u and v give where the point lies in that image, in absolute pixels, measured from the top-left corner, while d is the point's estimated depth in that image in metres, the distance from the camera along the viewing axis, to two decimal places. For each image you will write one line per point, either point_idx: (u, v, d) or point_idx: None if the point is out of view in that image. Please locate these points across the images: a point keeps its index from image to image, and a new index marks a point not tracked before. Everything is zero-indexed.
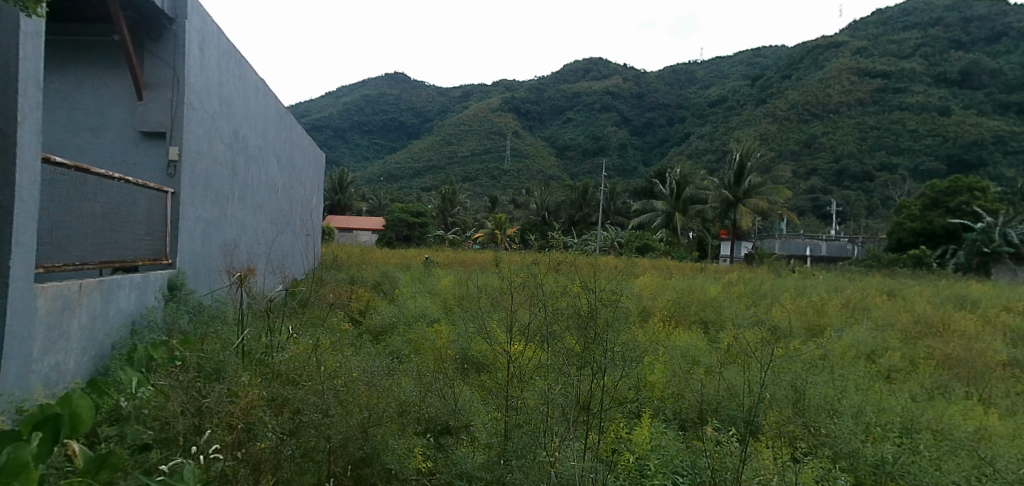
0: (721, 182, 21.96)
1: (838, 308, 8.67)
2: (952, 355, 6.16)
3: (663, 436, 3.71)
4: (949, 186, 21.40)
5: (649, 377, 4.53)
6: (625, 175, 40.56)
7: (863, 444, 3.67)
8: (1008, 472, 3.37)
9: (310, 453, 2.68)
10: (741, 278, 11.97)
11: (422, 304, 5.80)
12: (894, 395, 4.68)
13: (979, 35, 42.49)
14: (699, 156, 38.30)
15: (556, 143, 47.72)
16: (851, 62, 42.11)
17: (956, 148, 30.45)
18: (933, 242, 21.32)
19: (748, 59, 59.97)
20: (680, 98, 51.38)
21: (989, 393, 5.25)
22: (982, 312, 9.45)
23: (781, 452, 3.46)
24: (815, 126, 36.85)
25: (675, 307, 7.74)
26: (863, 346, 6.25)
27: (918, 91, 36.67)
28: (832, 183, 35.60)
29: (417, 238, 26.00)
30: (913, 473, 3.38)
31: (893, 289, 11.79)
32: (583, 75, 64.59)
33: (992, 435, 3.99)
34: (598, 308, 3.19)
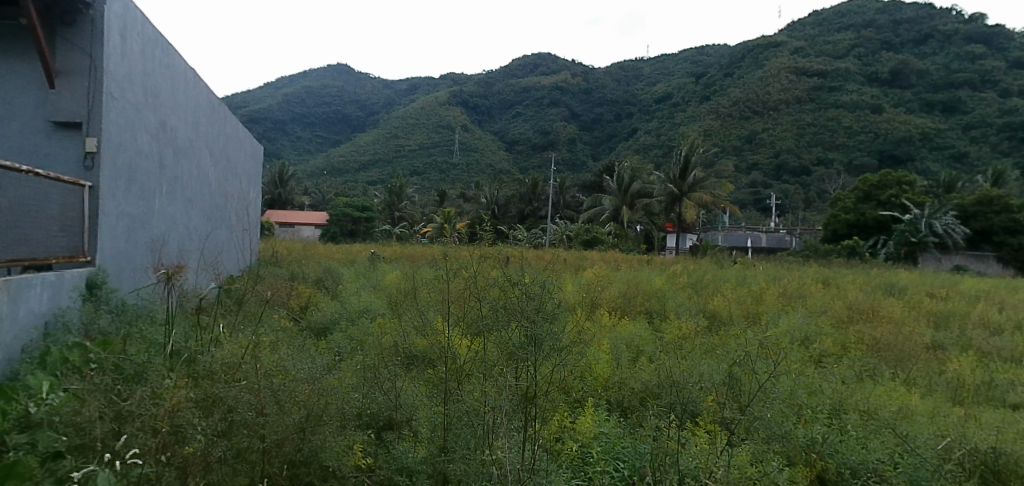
0: (667, 177, 22.48)
1: (776, 296, 8.99)
2: (880, 340, 6.51)
3: (605, 422, 3.79)
4: (880, 180, 22.58)
5: (593, 367, 4.61)
6: (574, 169, 40.82)
7: (794, 426, 3.84)
8: (925, 447, 3.61)
9: (243, 454, 2.60)
10: (685, 269, 12.24)
11: (365, 299, 5.72)
12: (825, 378, 4.92)
13: (906, 38, 45.29)
14: (646, 151, 39.01)
15: (505, 137, 47.72)
16: (789, 61, 43.82)
17: (886, 144, 32.32)
18: (865, 233, 22.14)
19: (691, 56, 61.62)
20: (627, 94, 52.30)
21: (913, 373, 5.57)
22: (909, 298, 10.03)
23: (716, 434, 3.60)
24: (756, 123, 38.13)
25: (621, 299, 7.86)
26: (798, 332, 6.53)
27: (851, 90, 38.43)
28: (772, 177, 36.83)
29: (363, 232, 25.49)
30: (839, 452, 3.58)
31: (828, 278, 12.32)
32: (532, 70, 64.93)
33: (913, 414, 4.22)
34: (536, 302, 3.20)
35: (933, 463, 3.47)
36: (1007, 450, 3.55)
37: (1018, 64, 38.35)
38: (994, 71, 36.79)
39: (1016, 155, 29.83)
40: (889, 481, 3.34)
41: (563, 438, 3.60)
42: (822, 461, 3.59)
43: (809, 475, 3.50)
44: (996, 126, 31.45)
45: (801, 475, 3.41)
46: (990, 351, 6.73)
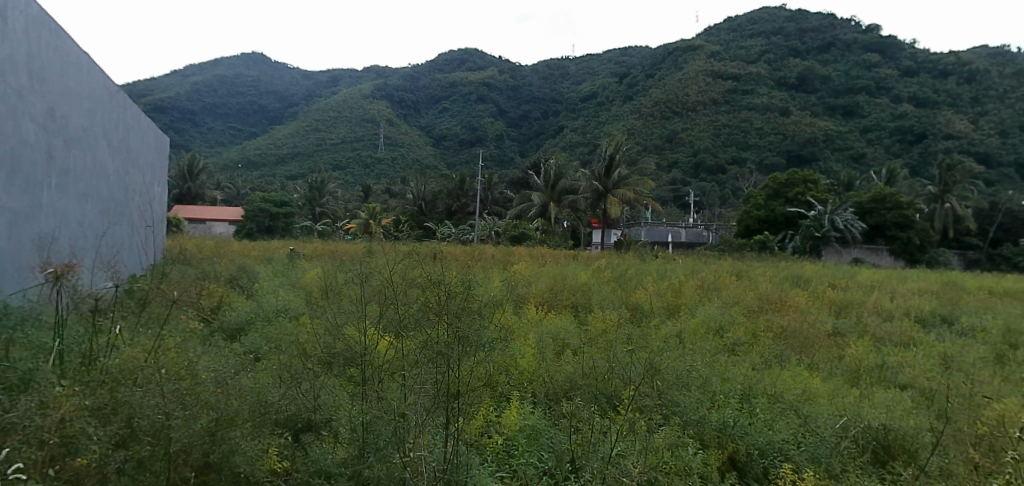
0: (592, 174, 23.03)
1: (694, 289, 9.35)
2: (786, 328, 6.93)
3: (530, 415, 3.82)
4: (787, 179, 23.99)
5: (520, 362, 4.66)
6: (501, 165, 40.97)
7: (708, 412, 4.03)
8: (824, 427, 3.86)
9: (145, 463, 2.44)
10: (610, 264, 12.56)
11: (283, 299, 5.49)
12: (738, 366, 5.18)
13: (811, 46, 48.68)
14: (572, 148, 39.66)
15: (432, 132, 47.24)
16: (706, 64, 45.93)
17: (793, 145, 34.58)
18: (775, 229, 23.53)
19: (616, 57, 63.36)
20: (553, 92, 53.14)
21: (815, 359, 5.95)
22: (814, 289, 10.77)
23: (634, 423, 3.72)
24: (676, 123, 39.71)
25: (548, 294, 7.96)
26: (713, 323, 6.86)
27: (762, 93, 40.76)
28: (690, 175, 37.35)
29: (282, 229, 24.56)
30: (749, 434, 3.77)
31: (742, 270, 13.00)
32: (459, 65, 64.73)
33: (815, 395, 4.51)
34: (453, 297, 3.18)
35: (833, 441, 3.72)
36: (896, 426, 3.86)
37: (908, 72, 41.94)
38: (886, 79, 40.10)
39: (906, 156, 32.63)
40: (793, 458, 3.56)
41: (489, 433, 3.61)
42: (733, 443, 3.77)
43: (722, 457, 3.67)
44: (888, 129, 34.35)
45: (714, 458, 3.57)
46: (883, 337, 7.30)
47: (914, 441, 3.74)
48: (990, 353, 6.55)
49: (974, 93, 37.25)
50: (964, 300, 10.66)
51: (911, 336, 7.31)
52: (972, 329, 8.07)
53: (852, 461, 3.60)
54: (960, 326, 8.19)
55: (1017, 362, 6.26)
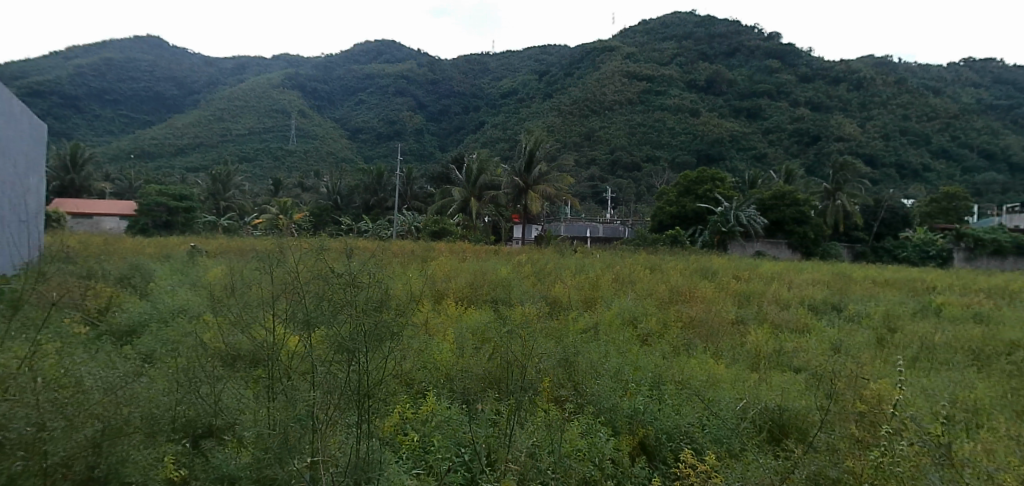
0: (512, 170, 23.17)
1: (610, 282, 9.61)
2: (694, 318, 7.31)
3: (447, 409, 3.80)
4: (697, 176, 25.25)
5: (437, 358, 4.65)
6: (420, 159, 40.59)
7: (619, 400, 4.16)
8: (727, 410, 4.08)
9: (20, 479, 2.24)
10: (530, 258, 12.60)
11: (182, 298, 5.21)
12: (648, 354, 5.40)
13: (718, 51, 51.49)
14: (493, 144, 39.69)
15: (348, 124, 45.86)
16: (622, 64, 47.41)
17: (702, 145, 36.37)
18: (686, 224, 24.68)
19: (536, 54, 64.19)
20: (473, 87, 53.16)
21: (719, 347, 6.30)
22: (720, 280, 11.38)
23: (549, 415, 3.78)
24: (594, 121, 40.24)
25: (467, 289, 7.94)
26: (627, 314, 7.11)
27: (674, 95, 42.62)
28: (607, 172, 37.16)
29: (181, 224, 23.01)
30: (658, 419, 3.94)
31: (655, 264, 13.50)
32: (375, 56, 63.31)
33: (719, 381, 4.76)
34: (361, 294, 3.13)
35: (733, 424, 3.93)
36: (790, 406, 4.14)
37: (805, 78, 45.12)
38: (786, 84, 42.98)
39: (803, 156, 35.09)
40: (697, 440, 3.75)
41: (405, 430, 3.57)
42: (644, 428, 3.90)
43: (631, 443, 3.78)
44: (787, 131, 36.88)
45: (624, 443, 3.70)
46: (780, 324, 7.82)
47: (805, 420, 4.02)
48: (873, 336, 7.18)
49: (861, 100, 40.69)
50: (852, 289, 11.63)
51: (805, 322, 7.89)
52: (859, 315, 8.81)
53: (751, 441, 3.82)
54: (848, 313, 8.92)
55: (893, 344, 6.90)
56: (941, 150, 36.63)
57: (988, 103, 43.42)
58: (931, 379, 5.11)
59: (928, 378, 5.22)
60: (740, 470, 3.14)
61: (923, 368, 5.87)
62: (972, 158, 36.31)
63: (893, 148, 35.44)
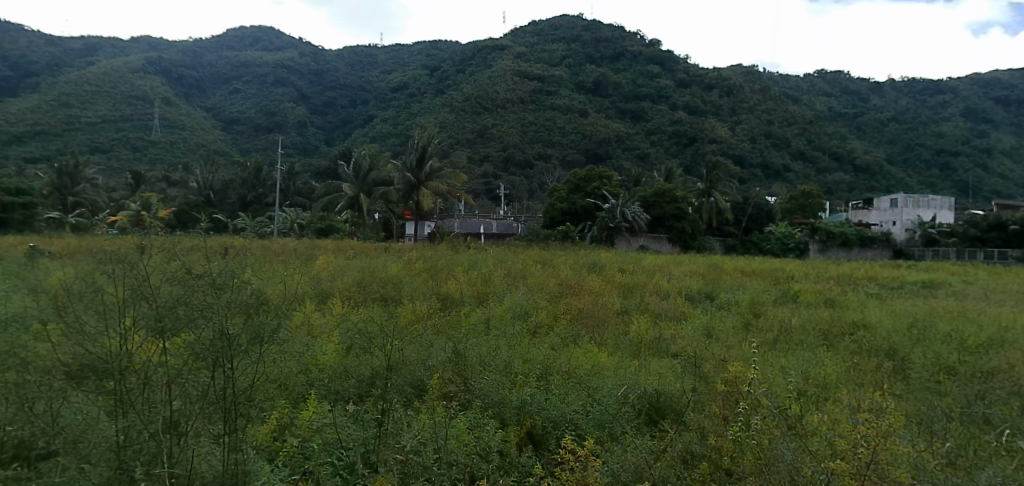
0: (403, 165, 22.69)
1: (501, 277, 9.71)
2: (582, 311, 7.55)
3: (328, 411, 3.67)
4: (585, 175, 26.21)
5: (319, 360, 4.47)
6: (304, 153, 39.30)
7: (507, 392, 4.22)
8: (608, 396, 4.24)
9: None
10: (421, 256, 12.43)
11: (17, 305, 4.63)
12: (537, 347, 5.50)
13: (604, 55, 53.97)
14: (382, 138, 38.78)
15: (220, 113, 42.78)
16: (513, 63, 48.21)
17: (590, 144, 37.76)
18: (576, 220, 25.43)
19: (426, 49, 63.75)
20: (361, 80, 51.92)
21: (604, 337, 6.55)
22: (607, 273, 11.88)
23: (436, 411, 3.75)
24: (486, 118, 40.20)
25: (355, 288, 7.64)
26: (518, 308, 7.22)
27: (563, 95, 44.47)
28: (500, 169, 37.16)
29: (18, 222, 20.32)
30: (543, 409, 4.04)
31: (547, 259, 13.78)
32: (251, 43, 59.71)
33: (602, 369, 4.96)
34: (228, 296, 2.95)
35: (614, 408, 4.09)
36: (665, 390, 4.40)
37: (682, 83, 48.21)
38: (665, 88, 45.74)
39: (682, 157, 37.47)
40: (582, 427, 3.87)
41: (283, 436, 3.41)
42: (531, 418, 4.00)
43: (519, 434, 3.85)
44: (667, 133, 39.25)
45: (512, 434, 3.75)
46: (660, 313, 8.30)
47: (678, 402, 4.27)
48: (741, 322, 7.82)
49: (731, 105, 44.21)
50: (723, 280, 12.55)
51: (682, 311, 8.43)
52: (728, 303, 9.55)
53: (630, 424, 4.00)
54: (720, 301, 9.64)
55: (759, 328, 7.54)
56: (799, 153, 40.56)
57: (836, 111, 48.74)
58: (788, 359, 5.63)
59: (786, 358, 5.76)
60: (618, 453, 3.28)
61: (782, 348, 6.48)
62: (824, 160, 40.56)
63: (759, 150, 38.74)
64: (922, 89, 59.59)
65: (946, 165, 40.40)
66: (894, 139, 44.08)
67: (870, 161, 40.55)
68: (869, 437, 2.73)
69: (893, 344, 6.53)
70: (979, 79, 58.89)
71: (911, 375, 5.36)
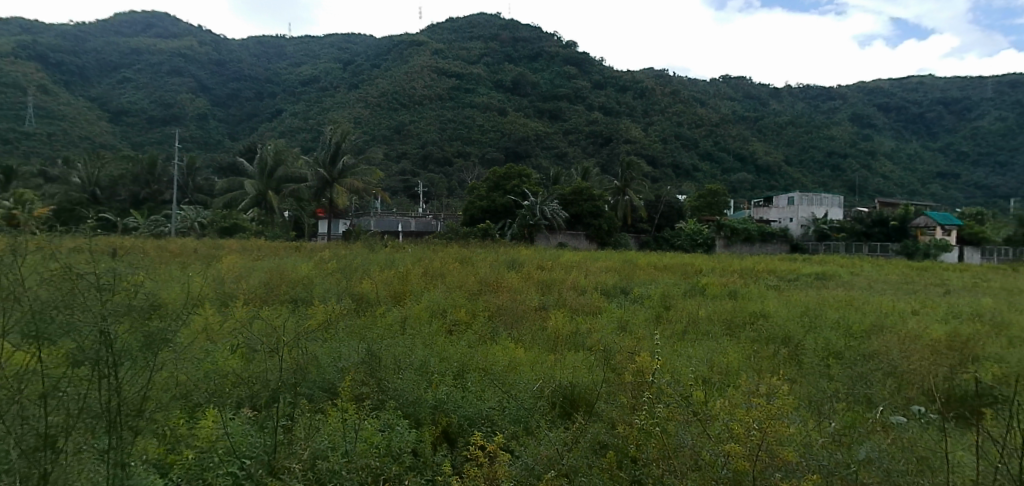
0: (315, 161, 21.81)
1: (419, 276, 9.54)
2: (500, 307, 7.59)
3: (232, 418, 3.47)
4: (505, 172, 26.37)
5: (221, 364, 4.24)
6: (206, 148, 37.36)
7: (423, 392, 4.17)
8: (524, 391, 4.27)
9: None
10: (334, 255, 12.02)
11: None
12: (454, 344, 5.46)
13: (522, 54, 54.73)
14: (293, 133, 37.25)
15: (97, 97, 37.61)
16: (430, 60, 47.84)
17: (510, 142, 38.04)
18: (495, 218, 25.53)
19: (339, 42, 62.12)
20: (268, 72, 49.86)
21: (522, 333, 6.61)
22: (525, 270, 11.97)
23: (346, 413, 3.64)
24: (403, 115, 39.62)
25: (261, 290, 7.25)
26: (435, 306, 7.15)
27: (481, 93, 44.84)
28: (418, 167, 36.71)
29: None
30: (459, 407, 4.02)
31: (464, 256, 13.76)
32: (143, 29, 55.68)
33: (518, 365, 4.99)
34: (111, 297, 2.77)
35: (530, 403, 4.13)
36: (578, 383, 4.51)
37: (597, 84, 49.56)
38: (581, 89, 46.88)
39: (598, 156, 38.51)
40: (498, 423, 3.86)
41: (179, 448, 3.19)
42: (447, 417, 3.97)
43: (435, 433, 3.83)
44: (584, 133, 40.26)
45: (427, 434, 3.70)
46: (577, 308, 8.46)
47: (590, 394, 4.38)
48: (653, 314, 8.14)
49: (644, 107, 45.99)
50: (636, 274, 13.01)
51: (598, 305, 8.64)
52: (642, 297, 9.90)
53: (545, 418, 4.03)
54: (634, 295, 9.97)
55: (669, 320, 7.87)
56: (706, 154, 42.73)
57: (738, 114, 51.79)
58: (695, 349, 5.89)
59: (693, 348, 6.02)
60: (530, 446, 3.31)
61: (689, 339, 6.79)
62: (728, 161, 43.01)
63: (669, 150, 40.50)
64: (815, 95, 64.28)
65: (836, 166, 43.81)
66: (791, 141, 47.32)
67: (770, 162, 43.28)
68: (759, 420, 2.87)
69: (787, 331, 7.01)
70: (864, 87, 64.26)
71: (804, 360, 5.77)
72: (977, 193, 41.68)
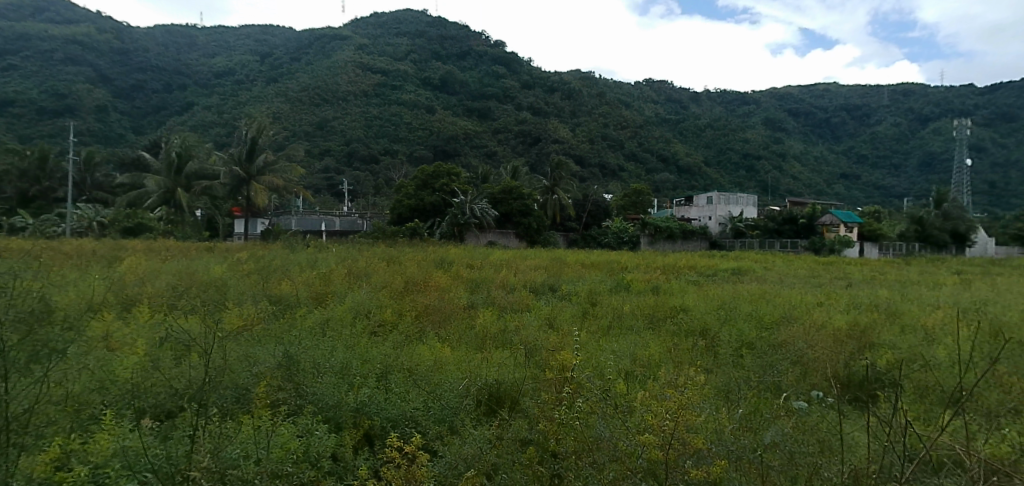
0: (230, 158, 20.75)
1: (342, 276, 9.27)
2: (428, 306, 7.50)
3: (134, 429, 3.24)
4: (433, 171, 26.15)
5: (123, 370, 3.97)
6: (106, 142, 35.20)
7: (345, 394, 4.05)
8: (451, 390, 4.23)
9: None
10: (253, 255, 11.53)
11: None
12: (377, 345, 5.33)
13: (450, 52, 54.57)
14: (206, 128, 35.37)
15: None
16: (355, 56, 46.82)
17: (438, 141, 37.81)
18: (424, 216, 25.25)
19: (256, 33, 59.71)
20: (178, 63, 47.16)
21: (450, 333, 6.53)
22: (454, 269, 11.91)
23: (260, 420, 3.48)
24: (326, 110, 38.41)
25: (169, 293, 6.83)
26: (360, 307, 6.96)
27: (409, 90, 44.52)
28: (343, 164, 35.78)
29: None
30: (383, 409, 3.93)
31: (391, 255, 13.56)
32: (32, 13, 51.12)
33: (445, 365, 4.93)
34: None
35: (455, 401, 4.09)
36: (504, 381, 4.52)
37: (526, 84, 50.04)
38: (510, 88, 47.24)
39: (527, 155, 38.87)
40: (421, 423, 3.81)
41: (71, 464, 2.93)
42: (369, 419, 3.87)
43: (356, 436, 3.72)
44: (513, 132, 40.49)
45: (347, 438, 3.60)
46: (505, 306, 8.49)
47: (517, 391, 4.40)
48: (580, 311, 8.27)
49: (571, 108, 46.86)
50: (565, 272, 13.24)
51: (526, 303, 8.70)
52: (569, 294, 10.04)
53: (470, 416, 4.02)
54: (562, 292, 10.12)
55: (595, 315, 8.03)
56: (631, 154, 44.01)
57: (660, 116, 53.76)
58: (620, 343, 6.03)
59: (617, 342, 6.16)
60: (454, 446, 3.28)
61: (614, 334, 6.94)
62: (652, 162, 44.51)
63: (596, 150, 41.38)
64: (732, 99, 67.51)
65: (751, 167, 46.27)
66: (709, 143, 49.60)
67: (691, 163, 45.09)
68: (672, 409, 2.97)
69: (705, 324, 7.31)
70: (776, 92, 68.04)
71: (720, 351, 6.04)
72: (876, 194, 45.10)
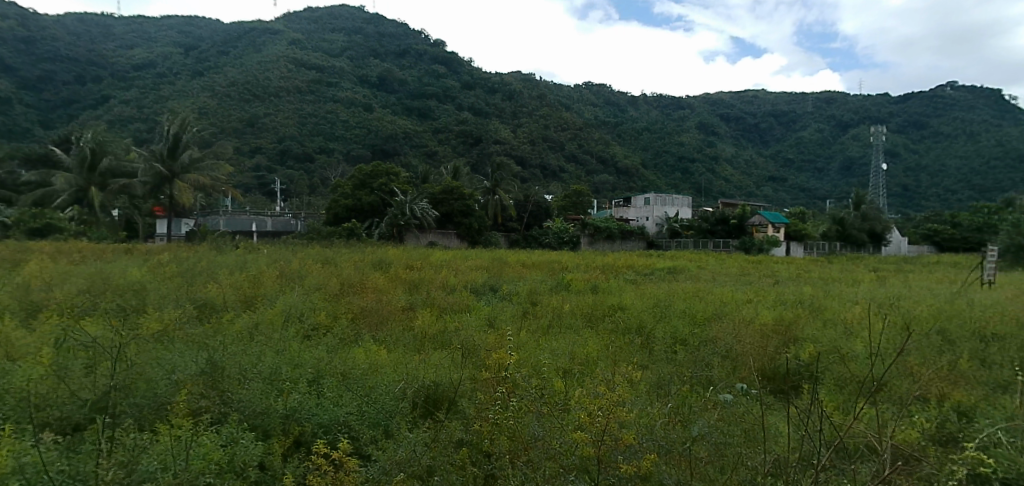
0: (151, 155, 19.65)
1: (273, 279, 8.91)
2: (364, 309, 7.32)
3: (34, 444, 2.99)
4: (372, 170, 25.64)
5: (23, 379, 3.65)
6: (10, 136, 32.52)
7: (273, 400, 3.88)
8: (386, 393, 4.13)
9: None
10: (177, 258, 10.92)
11: None
12: (309, 349, 5.15)
13: (388, 50, 53.77)
14: (125, 123, 33.41)
15: None
16: (289, 51, 45.44)
17: (377, 140, 37.17)
18: (362, 216, 24.75)
19: (180, 25, 56.98)
20: (93, 53, 44.33)
21: (387, 335, 6.39)
22: (393, 270, 11.68)
23: (180, 429, 3.29)
24: (257, 106, 37.02)
25: (81, 298, 6.37)
26: (292, 309, 6.71)
27: (345, 88, 43.54)
28: (275, 163, 34.58)
29: None
30: (313, 414, 3.80)
31: (328, 257, 13.20)
32: None
33: (379, 367, 4.81)
34: None
35: (390, 405, 4.00)
36: (441, 381, 4.46)
37: (466, 85, 49.91)
38: (450, 88, 46.99)
39: (467, 155, 38.70)
40: (354, 428, 3.70)
41: None
42: (299, 426, 3.73)
43: (285, 443, 3.57)
44: (453, 132, 40.27)
45: (275, 445, 3.46)
46: (445, 307, 8.40)
47: (453, 392, 4.34)
48: (519, 310, 8.28)
49: (512, 109, 47.04)
50: (506, 272, 13.24)
51: (466, 303, 8.64)
52: (509, 294, 10.04)
53: (406, 418, 3.95)
54: (502, 292, 10.11)
55: (534, 315, 8.06)
56: (571, 155, 44.58)
57: (598, 118, 54.78)
58: (558, 342, 6.07)
59: (555, 341, 6.18)
60: (387, 449, 3.20)
61: (553, 333, 6.98)
62: (591, 163, 45.25)
63: (537, 151, 41.68)
64: (666, 104, 69.56)
65: (685, 169, 47.75)
66: (646, 146, 50.88)
67: (628, 165, 46.11)
68: (605, 407, 3.01)
69: (640, 322, 7.46)
70: (708, 98, 70.62)
71: (655, 348, 6.17)
72: (801, 195, 47.44)
